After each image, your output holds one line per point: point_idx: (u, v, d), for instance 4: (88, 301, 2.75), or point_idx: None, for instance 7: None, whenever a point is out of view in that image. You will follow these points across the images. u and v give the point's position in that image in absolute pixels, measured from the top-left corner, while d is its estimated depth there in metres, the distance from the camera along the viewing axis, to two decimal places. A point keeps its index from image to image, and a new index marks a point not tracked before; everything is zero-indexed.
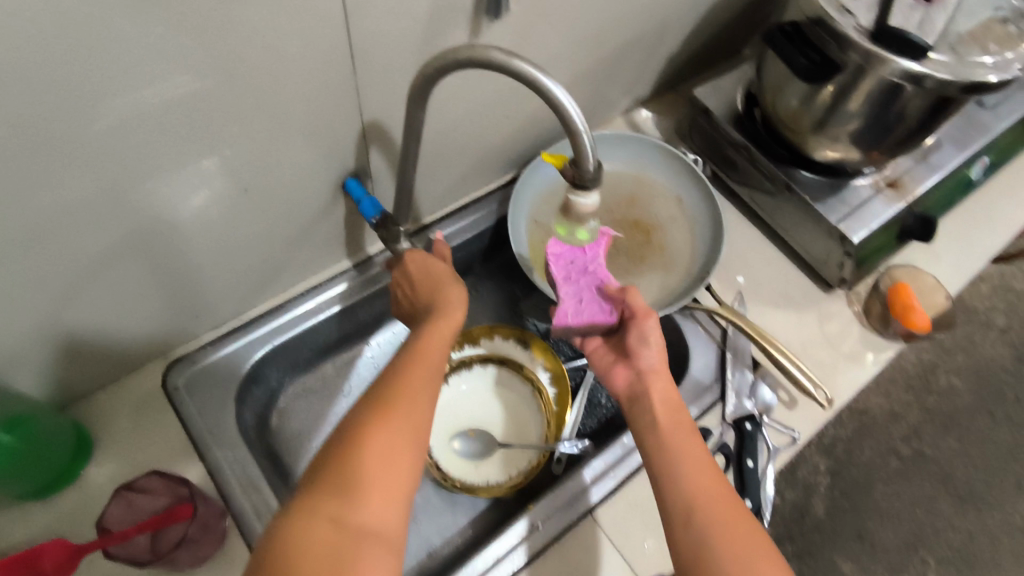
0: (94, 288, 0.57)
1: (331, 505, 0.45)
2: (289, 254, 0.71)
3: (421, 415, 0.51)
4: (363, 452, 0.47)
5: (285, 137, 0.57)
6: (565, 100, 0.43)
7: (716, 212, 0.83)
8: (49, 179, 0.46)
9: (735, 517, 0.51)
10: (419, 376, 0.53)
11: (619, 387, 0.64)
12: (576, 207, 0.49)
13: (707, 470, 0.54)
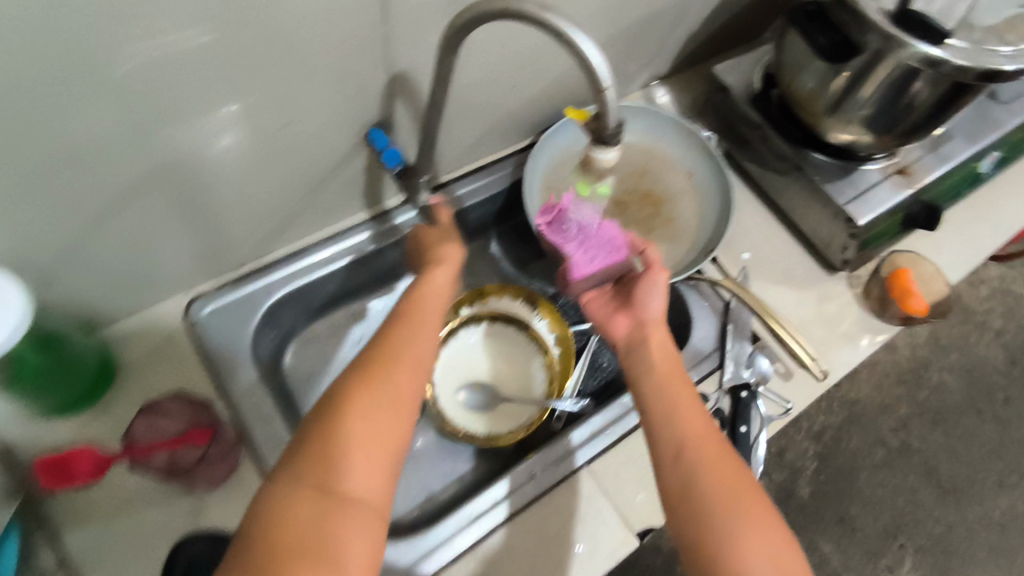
0: (122, 218, 0.59)
1: (317, 472, 0.46)
2: (310, 200, 0.73)
3: (410, 376, 0.53)
4: (347, 423, 0.49)
5: (314, 83, 0.59)
6: (593, 55, 0.44)
7: (724, 189, 0.84)
8: (91, 106, 0.48)
9: (723, 463, 0.53)
10: (407, 339, 0.55)
11: (619, 334, 0.67)
12: (595, 162, 0.50)
13: (699, 424, 0.56)
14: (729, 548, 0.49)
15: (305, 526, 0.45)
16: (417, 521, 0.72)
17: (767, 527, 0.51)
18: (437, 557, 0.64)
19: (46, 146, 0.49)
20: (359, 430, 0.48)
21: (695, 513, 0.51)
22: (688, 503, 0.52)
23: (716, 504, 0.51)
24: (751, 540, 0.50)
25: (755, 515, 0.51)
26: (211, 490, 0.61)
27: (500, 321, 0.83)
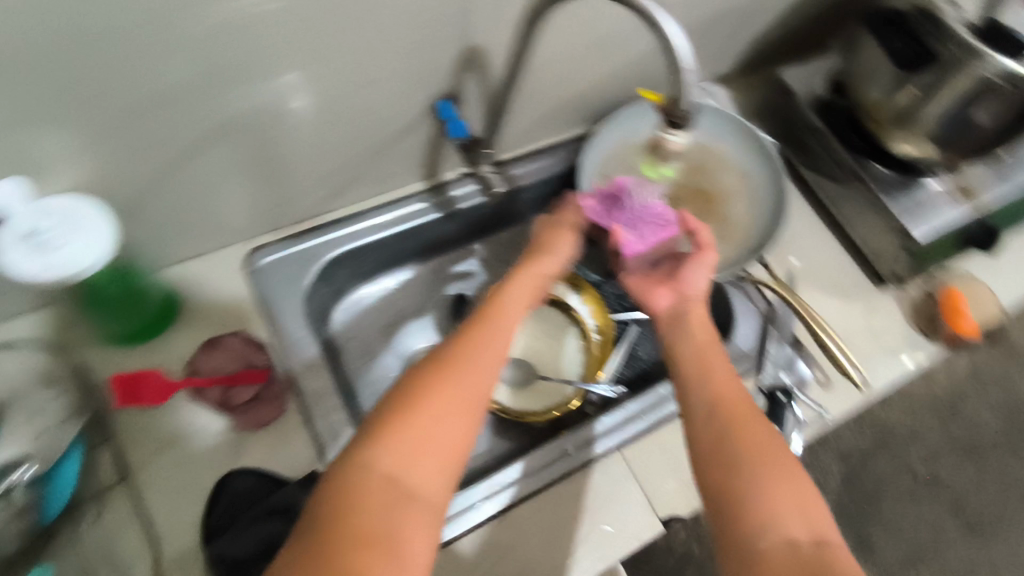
0: (199, 161, 0.62)
1: (386, 461, 0.47)
2: (372, 164, 0.74)
3: (478, 381, 0.53)
4: (419, 417, 0.49)
5: (392, 49, 0.61)
6: (678, 38, 0.45)
7: (780, 190, 0.84)
8: (191, 49, 0.51)
9: (765, 451, 0.52)
10: (483, 346, 0.56)
11: (658, 305, 0.66)
12: (663, 145, 0.51)
13: (744, 409, 0.55)
14: (759, 498, 0.49)
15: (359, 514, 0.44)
16: None
17: (796, 481, 0.51)
18: (463, 520, 0.66)
19: (142, 82, 0.52)
20: (422, 431, 0.49)
21: (725, 466, 0.51)
22: (718, 457, 0.52)
23: (747, 455, 0.51)
24: (780, 490, 0.50)
25: (786, 469, 0.51)
26: (259, 429, 0.64)
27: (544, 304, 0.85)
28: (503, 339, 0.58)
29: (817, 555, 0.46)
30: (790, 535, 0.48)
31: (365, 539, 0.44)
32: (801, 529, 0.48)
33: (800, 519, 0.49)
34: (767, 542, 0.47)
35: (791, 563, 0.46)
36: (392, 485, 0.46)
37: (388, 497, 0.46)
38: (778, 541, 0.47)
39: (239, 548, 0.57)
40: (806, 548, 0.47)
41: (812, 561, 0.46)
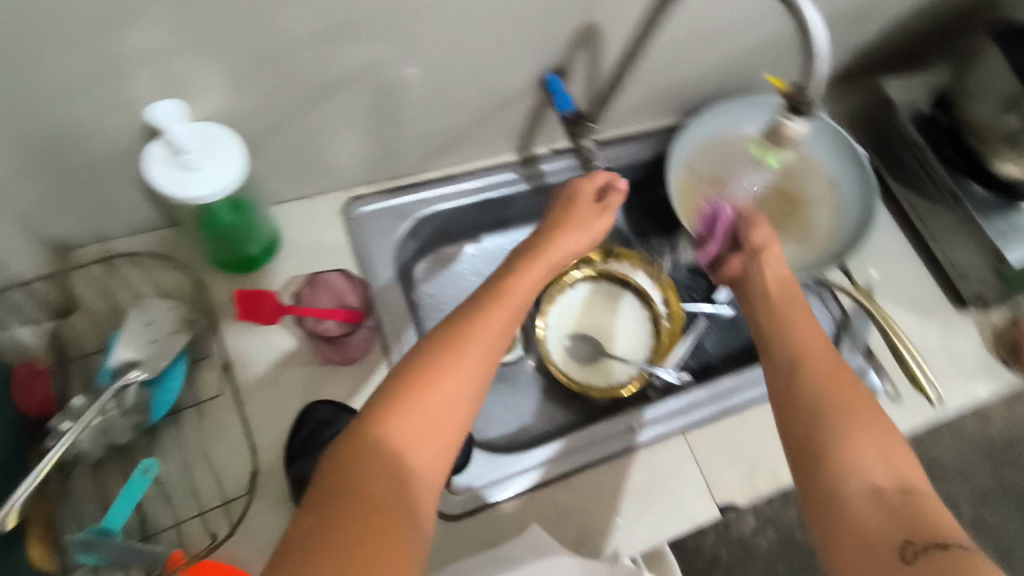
0: (321, 106, 0.66)
1: (395, 442, 0.46)
2: (473, 129, 0.77)
3: (486, 357, 0.52)
4: (428, 401, 0.48)
5: (520, 16, 0.63)
6: (814, 23, 0.47)
7: (869, 202, 0.83)
8: None
9: (850, 391, 0.54)
10: (492, 321, 0.54)
11: (728, 271, 0.70)
12: (783, 129, 0.53)
13: (824, 348, 0.58)
14: (840, 430, 0.52)
15: (373, 483, 0.44)
16: (508, 446, 0.76)
17: (884, 437, 0.52)
18: (525, 478, 0.67)
19: (292, 23, 0.55)
20: (429, 406, 0.48)
21: (811, 419, 0.53)
22: (805, 410, 0.53)
23: (835, 409, 0.53)
24: (868, 443, 0.51)
25: (876, 426, 0.52)
26: (350, 363, 0.68)
27: (619, 284, 0.85)
28: (512, 316, 0.56)
29: (903, 503, 0.48)
30: (875, 483, 0.49)
31: (380, 504, 0.43)
32: (887, 478, 0.49)
33: (887, 470, 0.50)
34: (852, 488, 0.49)
35: (878, 510, 0.48)
36: (401, 455, 0.46)
37: (398, 468, 0.45)
38: (863, 488, 0.49)
39: None
40: (892, 496, 0.48)
41: (898, 506, 0.48)
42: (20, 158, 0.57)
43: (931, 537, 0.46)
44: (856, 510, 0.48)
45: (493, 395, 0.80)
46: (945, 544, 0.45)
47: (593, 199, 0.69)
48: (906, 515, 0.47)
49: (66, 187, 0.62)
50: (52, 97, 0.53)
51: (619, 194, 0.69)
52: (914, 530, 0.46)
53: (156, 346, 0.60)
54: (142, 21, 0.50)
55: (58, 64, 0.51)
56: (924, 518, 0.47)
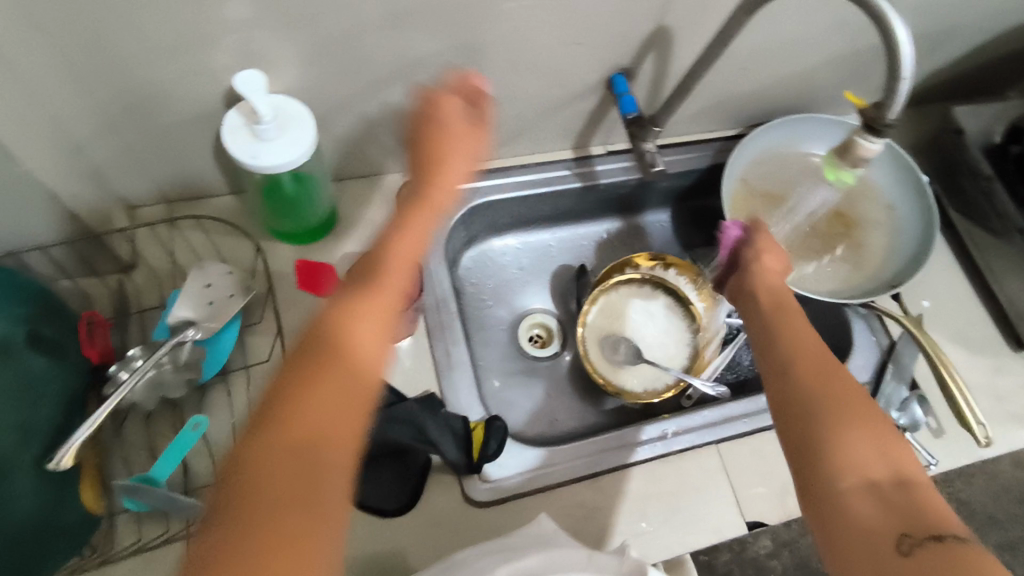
0: (391, 90, 0.67)
1: (290, 444, 0.42)
2: (533, 123, 0.78)
3: (377, 339, 0.48)
4: (317, 397, 0.44)
5: (594, 14, 0.63)
6: (904, 44, 0.46)
7: (926, 233, 0.81)
8: None
9: (849, 397, 0.51)
10: (376, 302, 0.50)
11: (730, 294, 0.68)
12: (859, 148, 0.52)
13: (820, 354, 0.55)
14: (836, 440, 0.49)
15: (283, 494, 0.40)
16: (538, 441, 0.77)
17: (879, 430, 0.50)
18: (555, 474, 0.67)
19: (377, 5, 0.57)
20: (329, 404, 0.44)
21: (802, 421, 0.51)
22: (797, 413, 0.51)
23: (830, 406, 0.51)
24: (859, 439, 0.49)
25: (868, 420, 0.50)
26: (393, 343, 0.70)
27: (662, 291, 0.85)
28: (392, 289, 0.52)
29: (898, 495, 0.47)
30: (870, 477, 0.48)
31: (291, 509, 0.39)
32: (881, 471, 0.48)
33: (881, 463, 0.48)
34: (848, 484, 0.47)
35: (873, 504, 0.46)
36: (304, 453, 0.42)
37: (301, 470, 0.41)
38: (858, 483, 0.47)
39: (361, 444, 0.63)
40: (888, 489, 0.47)
41: (892, 499, 0.46)
42: (106, 115, 0.59)
43: (927, 530, 0.45)
44: (853, 505, 0.47)
45: (526, 388, 0.80)
46: (941, 536, 0.44)
47: (462, 118, 0.65)
48: (903, 508, 0.46)
49: (140, 146, 0.64)
50: (140, 59, 0.55)
51: (460, 103, 0.65)
52: (911, 523, 0.45)
53: (208, 310, 0.62)
54: None
55: (151, 28, 0.52)
56: (921, 511, 0.46)
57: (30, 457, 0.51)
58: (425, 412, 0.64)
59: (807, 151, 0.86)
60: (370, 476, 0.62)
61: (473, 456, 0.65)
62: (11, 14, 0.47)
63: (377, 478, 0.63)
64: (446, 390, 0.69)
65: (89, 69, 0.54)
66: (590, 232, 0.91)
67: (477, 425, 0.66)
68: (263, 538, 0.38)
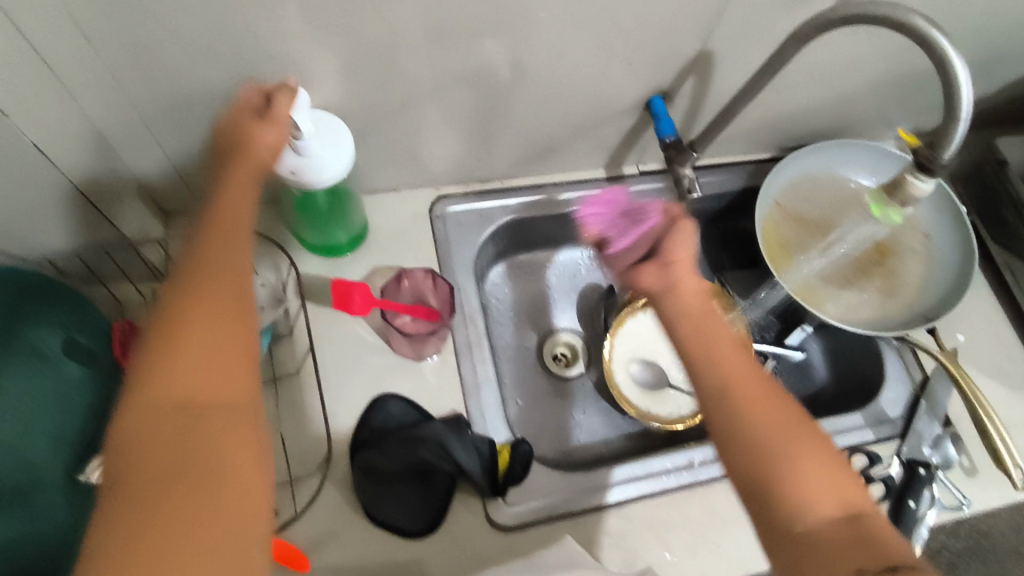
0: (431, 107, 0.67)
1: (163, 451, 0.38)
2: (568, 142, 0.77)
3: (218, 326, 0.42)
4: (171, 396, 0.40)
5: (635, 35, 0.63)
6: (965, 87, 0.46)
7: (968, 266, 0.77)
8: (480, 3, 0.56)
9: (779, 414, 0.47)
10: (226, 264, 0.45)
11: (643, 285, 0.58)
12: (909, 186, 0.53)
13: (741, 361, 0.50)
14: (789, 479, 0.44)
15: (160, 501, 0.37)
16: (560, 462, 0.76)
17: (822, 454, 0.46)
18: (581, 499, 0.66)
19: (422, 25, 0.57)
20: (192, 391, 0.40)
21: (747, 450, 0.46)
22: (734, 445, 0.47)
23: (766, 432, 0.46)
24: (807, 465, 0.45)
25: (807, 441, 0.46)
26: (419, 360, 0.70)
27: None
28: (245, 247, 0.47)
29: (852, 528, 0.43)
30: (824, 512, 0.43)
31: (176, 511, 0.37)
32: (834, 505, 0.44)
33: (832, 494, 0.44)
34: (801, 522, 0.43)
35: (833, 539, 0.42)
36: (184, 455, 0.38)
37: (176, 475, 0.38)
38: (813, 521, 0.43)
39: (386, 464, 0.62)
40: (841, 524, 0.43)
41: (847, 531, 0.43)
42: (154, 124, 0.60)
43: (887, 561, 0.41)
44: (811, 543, 0.42)
45: (549, 407, 0.80)
46: (898, 566, 0.40)
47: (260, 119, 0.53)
48: (862, 543, 0.42)
49: (177, 153, 0.65)
50: (183, 70, 0.56)
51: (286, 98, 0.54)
52: (871, 555, 0.41)
53: None
54: (289, 11, 0.52)
55: (197, 40, 0.53)
56: (873, 540, 0.42)
57: (62, 470, 0.52)
58: (450, 432, 0.62)
59: (843, 175, 0.85)
60: (395, 496, 0.62)
61: (500, 476, 0.65)
62: (62, 24, 0.48)
63: (403, 497, 0.63)
64: (472, 409, 0.69)
65: (134, 78, 0.55)
66: None
67: (504, 447, 0.67)
68: (141, 548, 0.35)
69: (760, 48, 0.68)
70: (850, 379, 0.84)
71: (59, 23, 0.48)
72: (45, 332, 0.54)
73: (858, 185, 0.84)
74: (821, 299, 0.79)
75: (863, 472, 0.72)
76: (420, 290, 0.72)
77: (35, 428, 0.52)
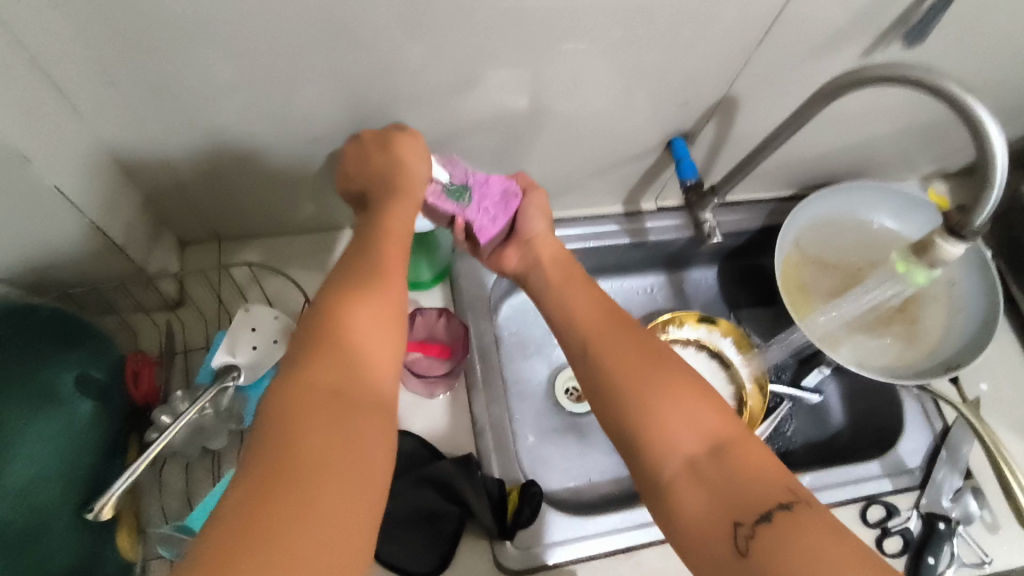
0: (453, 145, 0.68)
1: (281, 435, 0.40)
2: (588, 179, 0.77)
3: (357, 337, 0.47)
4: (301, 392, 0.43)
5: (659, 80, 0.63)
6: (999, 152, 0.46)
7: (992, 317, 0.74)
8: (505, 52, 0.56)
9: (644, 370, 0.51)
10: (363, 312, 0.48)
11: (509, 265, 0.71)
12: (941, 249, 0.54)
13: (610, 329, 0.55)
14: (656, 430, 0.47)
15: (274, 485, 0.38)
16: (570, 503, 0.75)
17: (694, 402, 0.48)
18: (591, 544, 0.65)
19: (448, 68, 0.57)
20: (296, 422, 0.41)
21: (621, 409, 0.49)
22: (608, 407, 0.51)
23: (629, 388, 0.50)
24: (674, 410, 0.48)
25: (671, 386, 0.49)
26: (431, 398, 0.70)
27: (706, 352, 0.83)
28: (391, 308, 0.50)
29: (723, 471, 0.45)
30: (690, 458, 0.46)
31: (279, 504, 0.37)
32: (699, 445, 0.46)
33: (697, 435, 0.47)
34: (672, 470, 0.46)
35: (702, 486, 0.45)
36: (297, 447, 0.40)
37: (293, 462, 0.39)
38: (680, 467, 0.46)
39: (395, 506, 0.62)
40: (709, 469, 0.45)
41: (715, 476, 0.45)
42: (181, 158, 0.61)
43: (758, 510, 0.42)
44: (684, 496, 0.45)
45: (559, 444, 0.79)
46: (770, 513, 0.42)
47: (390, 156, 0.60)
48: (729, 487, 0.44)
49: (200, 185, 0.66)
50: (207, 109, 0.56)
51: (418, 176, 0.61)
52: (739, 503, 0.43)
53: (251, 356, 0.61)
54: (318, 57, 0.53)
55: (226, 82, 0.54)
56: (740, 478, 0.44)
57: (71, 508, 0.52)
58: (462, 473, 0.62)
59: (865, 217, 0.83)
60: (400, 538, 0.61)
61: (507, 518, 0.64)
62: (91, 69, 0.49)
63: (410, 539, 0.62)
64: (482, 449, 0.68)
65: (158, 118, 0.56)
66: (634, 286, 0.89)
67: (513, 489, 0.66)
68: (259, 525, 0.36)
69: (783, 92, 0.68)
70: (867, 428, 0.82)
71: (88, 68, 0.49)
72: (61, 368, 0.55)
73: (881, 227, 0.83)
74: (839, 342, 0.78)
75: (880, 524, 0.70)
76: (434, 328, 0.73)
77: (48, 467, 0.51)
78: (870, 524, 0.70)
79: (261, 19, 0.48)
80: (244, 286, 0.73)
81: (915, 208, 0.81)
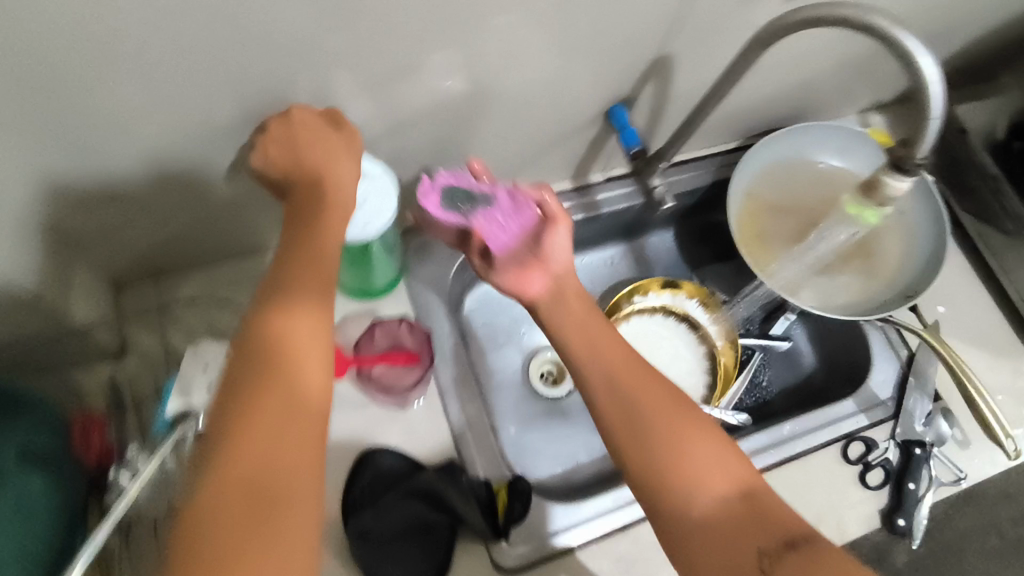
0: (388, 142, 0.65)
1: (223, 523, 0.39)
2: (532, 158, 0.76)
3: (294, 399, 0.43)
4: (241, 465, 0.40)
5: (590, 50, 0.61)
6: (934, 80, 0.46)
7: (942, 236, 0.76)
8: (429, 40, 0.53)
9: (664, 406, 0.51)
10: (304, 365, 0.45)
11: (531, 290, 0.59)
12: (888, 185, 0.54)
13: (623, 359, 0.54)
14: (683, 467, 0.49)
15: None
16: (560, 487, 0.75)
17: (714, 442, 0.50)
18: (587, 527, 0.65)
19: (371, 66, 0.54)
20: (245, 512, 0.39)
21: (644, 444, 0.50)
22: (626, 438, 0.50)
23: (653, 423, 0.50)
24: (700, 451, 0.49)
25: (692, 425, 0.51)
26: (403, 409, 0.68)
27: (674, 318, 0.83)
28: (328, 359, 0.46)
29: (746, 508, 0.48)
30: (717, 496, 0.48)
31: None
32: (726, 485, 0.48)
33: (722, 475, 0.49)
34: (698, 506, 0.48)
35: (727, 520, 0.47)
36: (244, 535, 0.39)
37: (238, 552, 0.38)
38: (707, 504, 0.48)
39: (385, 525, 0.60)
40: (735, 507, 0.48)
41: (741, 513, 0.48)
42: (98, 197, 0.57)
43: (779, 541, 0.46)
44: (711, 531, 0.47)
45: (544, 430, 0.78)
46: (789, 544, 0.46)
47: (316, 158, 0.54)
48: (753, 522, 0.47)
49: (123, 225, 0.61)
50: (116, 141, 0.52)
51: (348, 174, 0.55)
52: (759, 536, 0.47)
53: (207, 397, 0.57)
54: (229, 73, 0.49)
55: (131, 111, 0.50)
56: (764, 515, 0.48)
57: None
58: (445, 480, 0.63)
59: (812, 157, 0.84)
60: (394, 555, 0.59)
61: (499, 517, 0.64)
62: None
63: (405, 556, 0.60)
64: (466, 451, 0.66)
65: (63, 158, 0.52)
66: (595, 259, 0.88)
67: (500, 489, 0.65)
68: None
69: (716, 45, 0.67)
70: (840, 366, 0.83)
71: None
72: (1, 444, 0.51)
73: (827, 166, 0.84)
74: (800, 287, 0.79)
75: (861, 459, 0.72)
76: (397, 335, 0.69)
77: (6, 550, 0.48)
78: (851, 461, 0.72)
79: (158, 39, 0.44)
80: (190, 323, 0.69)
81: (857, 143, 0.82)
